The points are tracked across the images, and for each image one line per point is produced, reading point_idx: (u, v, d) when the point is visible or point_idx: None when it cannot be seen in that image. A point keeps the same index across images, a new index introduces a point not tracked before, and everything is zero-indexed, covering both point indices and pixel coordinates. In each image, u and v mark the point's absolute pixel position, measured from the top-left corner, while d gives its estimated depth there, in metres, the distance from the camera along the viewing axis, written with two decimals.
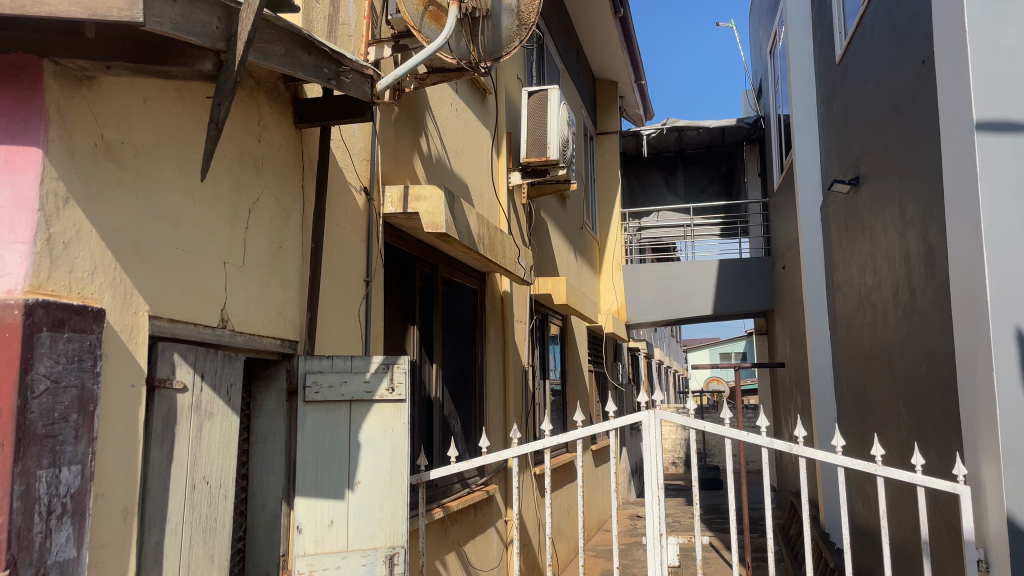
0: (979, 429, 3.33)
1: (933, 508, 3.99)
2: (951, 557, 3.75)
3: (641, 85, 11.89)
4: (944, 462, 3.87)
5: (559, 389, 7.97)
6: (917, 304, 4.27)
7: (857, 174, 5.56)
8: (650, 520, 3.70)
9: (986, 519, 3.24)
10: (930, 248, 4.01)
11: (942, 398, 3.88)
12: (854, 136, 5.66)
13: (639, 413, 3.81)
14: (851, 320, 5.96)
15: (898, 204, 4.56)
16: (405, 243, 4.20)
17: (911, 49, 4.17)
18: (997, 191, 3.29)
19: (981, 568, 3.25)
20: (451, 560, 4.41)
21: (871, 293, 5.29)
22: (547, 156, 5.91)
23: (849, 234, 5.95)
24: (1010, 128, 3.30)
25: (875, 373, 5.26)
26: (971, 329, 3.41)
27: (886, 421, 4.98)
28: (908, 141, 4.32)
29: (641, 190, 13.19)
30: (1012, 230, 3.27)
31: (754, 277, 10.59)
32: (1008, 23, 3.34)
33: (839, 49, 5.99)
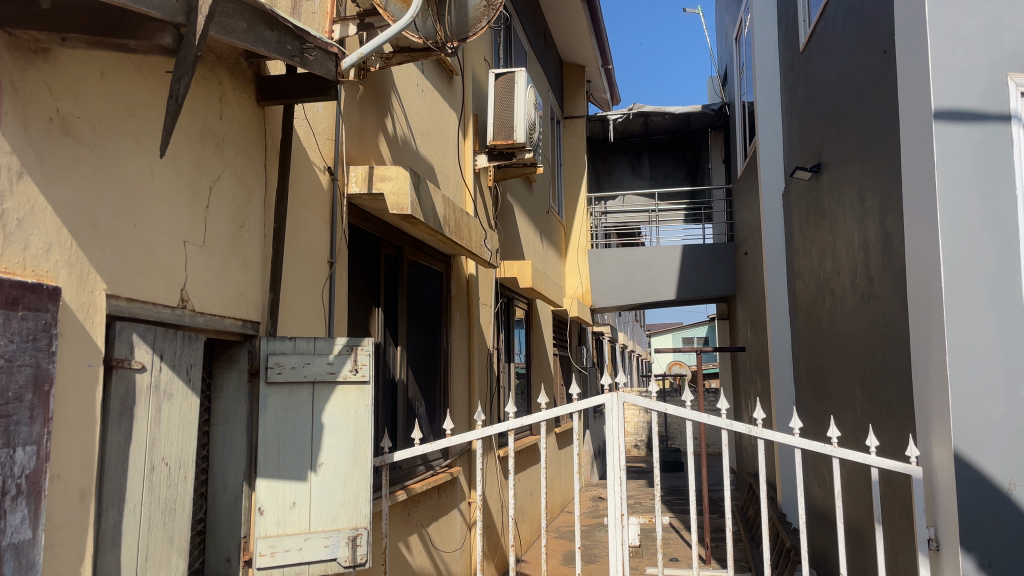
0: (931, 411, 3.43)
1: (886, 489, 4.11)
2: (902, 537, 3.87)
3: (609, 69, 11.90)
4: (896, 443, 3.99)
5: (523, 372, 8.00)
6: (875, 290, 4.34)
7: (818, 162, 5.64)
8: (612, 501, 3.66)
9: (936, 499, 3.35)
10: (887, 236, 4.09)
11: (896, 382, 3.98)
12: (816, 123, 5.74)
13: (602, 396, 3.80)
14: (810, 305, 6.07)
15: (857, 191, 4.64)
16: (370, 224, 4.15)
17: (873, 38, 4.25)
18: (953, 180, 3.36)
19: (932, 546, 3.38)
20: (414, 542, 4.42)
21: (830, 279, 5.38)
22: (514, 139, 5.89)
23: (810, 222, 6.05)
24: (965, 118, 3.39)
25: (832, 357, 5.37)
26: (926, 316, 3.49)
27: (842, 404, 5.09)
28: (868, 130, 4.41)
29: (606, 175, 13.18)
30: (967, 217, 3.34)
31: (717, 261, 10.69)
32: (966, 13, 3.43)
33: (803, 36, 6.05)
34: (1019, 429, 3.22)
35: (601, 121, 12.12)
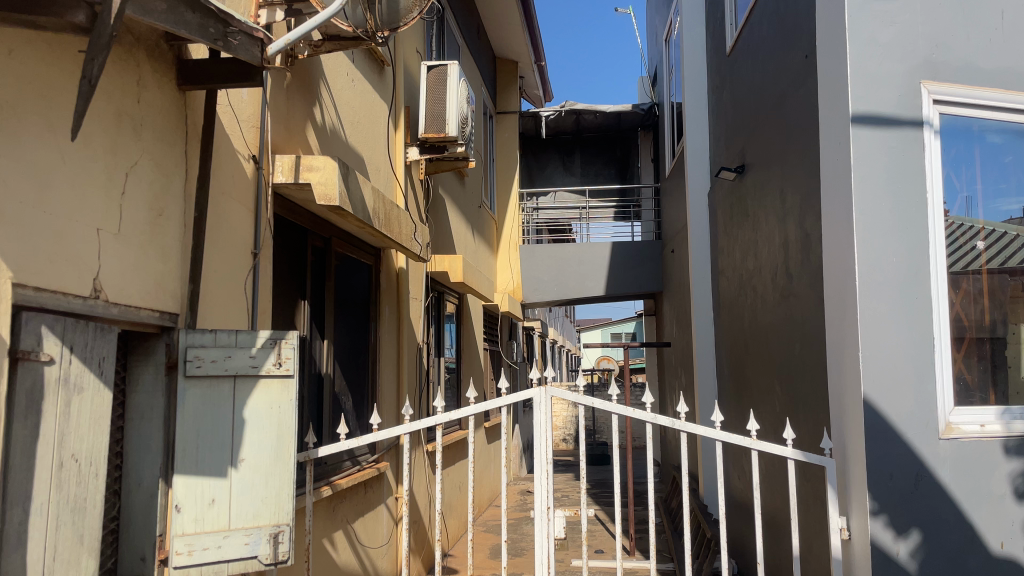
0: (844, 404, 3.56)
1: (801, 479, 4.26)
2: (815, 526, 4.02)
3: (542, 65, 11.96)
4: (811, 435, 4.13)
5: (453, 366, 7.97)
6: (794, 288, 4.48)
7: (742, 163, 5.79)
8: (538, 494, 3.67)
9: (848, 489, 3.49)
10: (806, 235, 4.23)
11: (812, 376, 4.12)
12: (740, 125, 5.90)
13: (530, 390, 3.81)
14: (733, 302, 6.23)
15: (779, 193, 4.78)
16: (297, 215, 4.07)
17: (796, 43, 4.38)
18: (868, 183, 3.50)
19: (843, 534, 3.52)
20: (339, 538, 4.36)
21: (752, 277, 5.54)
22: (445, 132, 5.86)
23: (733, 221, 6.21)
24: (879, 123, 3.53)
25: (753, 352, 5.53)
26: (841, 313, 3.62)
27: (762, 397, 5.24)
28: (790, 132, 4.55)
29: (538, 171, 13.26)
30: (880, 218, 3.49)
31: (646, 258, 10.88)
32: (883, 22, 3.57)
33: (730, 39, 6.21)
34: (925, 421, 3.38)
35: (534, 118, 12.17)
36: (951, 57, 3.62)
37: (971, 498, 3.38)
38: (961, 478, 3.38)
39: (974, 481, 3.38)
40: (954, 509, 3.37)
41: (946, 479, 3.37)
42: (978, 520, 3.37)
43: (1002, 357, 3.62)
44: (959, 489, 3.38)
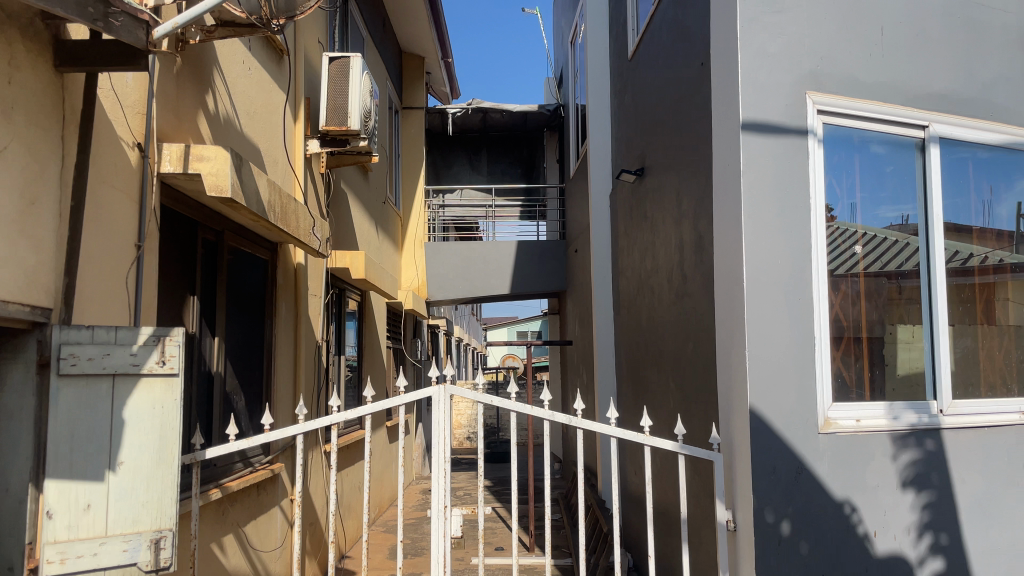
0: (732, 401, 3.69)
1: (691, 474, 4.40)
2: (703, 519, 4.16)
3: (448, 62, 11.91)
4: (701, 432, 4.27)
5: (354, 365, 7.84)
6: (688, 289, 4.62)
7: (642, 165, 5.92)
8: (435, 493, 3.64)
9: (734, 483, 3.62)
10: (700, 238, 4.36)
11: (704, 374, 4.26)
12: (641, 129, 6.04)
13: (430, 388, 3.77)
14: (631, 302, 6.38)
15: (676, 196, 4.92)
16: (186, 207, 3.91)
17: (692, 51, 4.51)
18: (757, 188, 3.63)
19: (729, 526, 3.65)
20: (229, 542, 4.22)
21: (649, 277, 5.68)
22: (347, 126, 5.75)
23: (633, 223, 6.35)
24: (768, 131, 3.68)
25: (650, 351, 5.67)
26: (730, 313, 3.75)
27: (657, 395, 5.39)
28: (686, 137, 4.68)
29: (444, 168, 13.21)
30: (767, 222, 3.63)
31: (549, 258, 11.00)
32: (772, 34, 3.72)
33: (632, 44, 6.34)
34: (807, 417, 3.55)
35: (440, 115, 12.11)
36: (834, 70, 3.81)
37: (845, 490, 3.58)
38: (837, 471, 3.58)
39: (848, 472, 3.59)
40: (830, 499, 3.56)
41: (824, 472, 3.56)
42: (850, 509, 3.58)
43: (877, 355, 3.84)
44: (835, 481, 3.57)
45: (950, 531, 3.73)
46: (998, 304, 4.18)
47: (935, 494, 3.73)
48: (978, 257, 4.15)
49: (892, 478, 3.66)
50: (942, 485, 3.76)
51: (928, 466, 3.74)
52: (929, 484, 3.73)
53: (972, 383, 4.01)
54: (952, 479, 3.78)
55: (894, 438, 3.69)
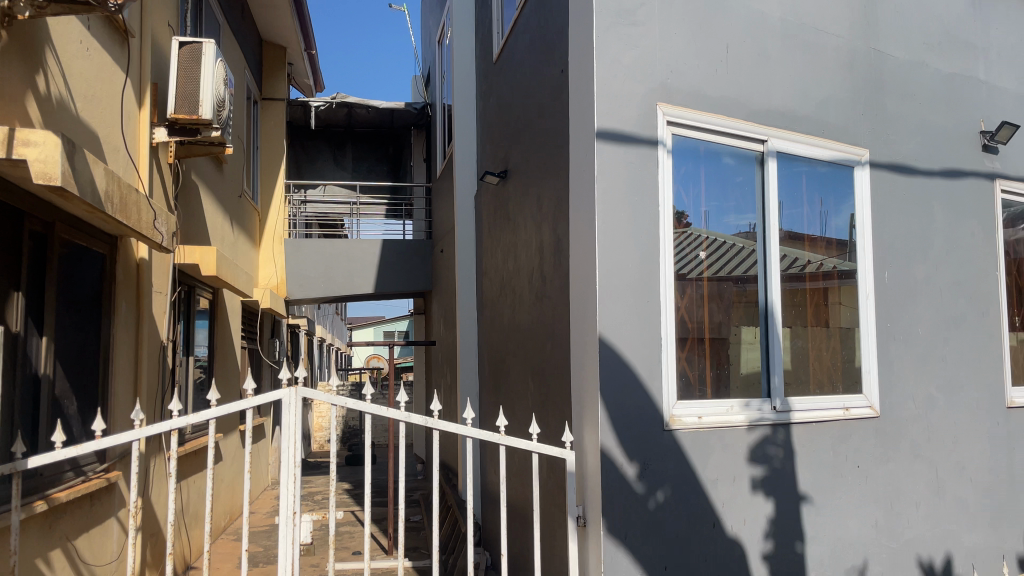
0: (584, 400, 3.77)
1: (544, 472, 4.49)
2: (555, 516, 4.25)
3: (312, 55, 11.61)
4: (556, 430, 4.36)
5: (204, 365, 7.47)
6: (547, 290, 4.71)
7: (505, 168, 6.00)
8: (284, 498, 3.52)
9: (585, 479, 3.70)
10: (559, 241, 4.45)
11: (559, 374, 4.35)
12: (504, 131, 6.11)
13: (280, 390, 3.63)
14: (494, 303, 6.43)
15: (537, 199, 5.00)
16: (11, 194, 3.59)
17: (553, 57, 4.61)
18: (610, 192, 3.75)
19: (580, 522, 3.73)
20: (56, 558, 3.91)
21: (511, 278, 5.74)
22: (199, 115, 5.47)
23: (496, 224, 6.41)
24: (621, 138, 3.80)
25: (510, 351, 5.74)
26: (583, 314, 3.84)
27: (516, 394, 5.46)
28: (546, 142, 4.77)
29: (307, 163, 12.87)
30: (618, 225, 3.75)
31: (414, 257, 10.92)
32: (625, 45, 3.86)
33: (496, 47, 6.40)
34: (654, 415, 3.70)
35: (303, 108, 11.77)
36: (682, 83, 4.00)
37: (689, 484, 3.76)
38: (682, 466, 3.75)
39: (692, 466, 3.77)
40: (675, 490, 3.72)
41: (670, 467, 3.72)
42: (693, 500, 3.77)
43: (718, 354, 4.06)
44: (680, 475, 3.74)
45: (782, 518, 4.01)
46: (829, 309, 4.50)
47: (767, 483, 3.99)
48: (811, 264, 4.46)
49: (730, 470, 3.88)
50: (775, 476, 4.02)
51: (763, 458, 3.99)
52: (764, 475, 3.99)
53: (804, 381, 4.31)
54: (784, 470, 4.05)
55: (733, 432, 3.92)
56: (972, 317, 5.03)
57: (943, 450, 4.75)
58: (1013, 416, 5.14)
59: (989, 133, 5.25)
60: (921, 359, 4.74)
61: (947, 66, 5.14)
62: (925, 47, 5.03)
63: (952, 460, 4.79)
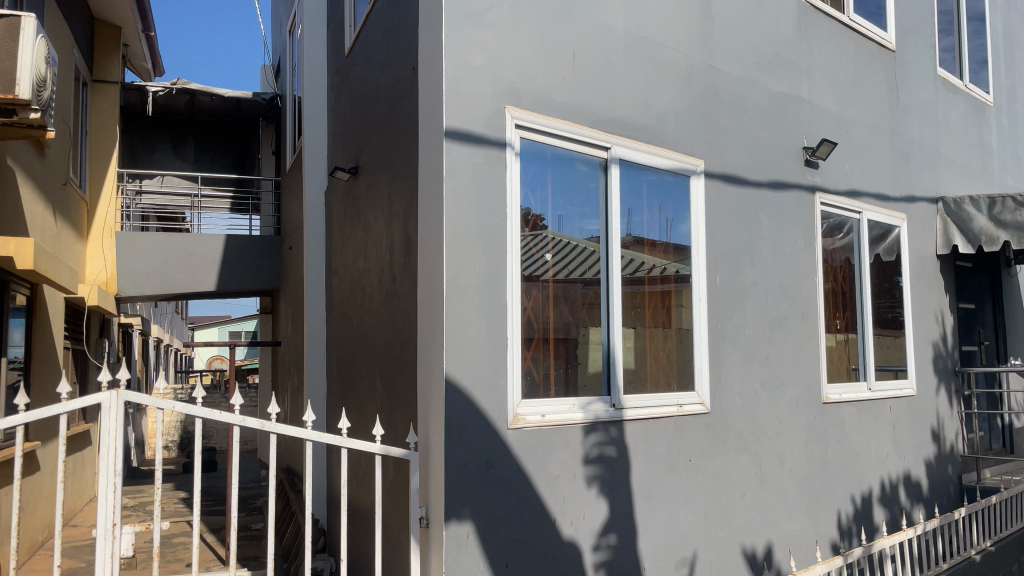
0: (429, 400, 3.75)
1: (388, 474, 4.42)
2: (398, 518, 4.19)
3: (151, 37, 10.92)
4: (402, 431, 4.31)
5: (18, 367, 6.83)
6: (395, 289, 4.65)
7: (356, 164, 5.88)
8: (102, 510, 3.26)
9: (428, 480, 3.67)
10: (408, 240, 4.41)
11: (406, 375, 4.30)
12: (355, 127, 5.98)
13: (100, 393, 3.36)
14: (343, 302, 6.29)
15: (387, 197, 4.92)
16: None
17: (404, 55, 4.55)
18: (458, 193, 3.75)
19: (422, 523, 3.70)
20: None
21: (360, 277, 5.63)
22: (14, 93, 5.00)
23: (346, 222, 6.27)
24: (469, 139, 3.81)
25: (358, 351, 5.62)
26: (429, 314, 3.81)
27: (364, 395, 5.35)
28: (397, 139, 4.71)
29: (144, 152, 12.08)
30: (465, 226, 3.75)
31: (262, 254, 10.50)
32: (475, 47, 3.87)
33: (348, 41, 6.27)
34: (497, 415, 3.74)
35: (140, 93, 11.04)
36: (530, 88, 4.07)
37: (531, 482, 3.82)
38: (524, 464, 3.80)
39: (534, 464, 3.84)
40: (517, 489, 3.77)
41: (513, 466, 3.77)
42: (535, 498, 3.83)
43: (562, 354, 4.15)
44: (522, 474, 3.79)
45: (617, 512, 4.16)
46: (667, 310, 4.71)
47: (604, 479, 4.12)
48: (651, 267, 4.65)
49: (571, 467, 3.98)
50: (612, 471, 4.17)
51: (601, 455, 4.12)
52: (601, 470, 4.12)
53: (642, 380, 4.49)
54: (620, 465, 4.21)
55: (573, 430, 4.03)
56: (792, 319, 5.43)
57: (766, 442, 5.10)
58: (827, 410, 5.59)
59: (810, 149, 5.69)
60: (747, 358, 5.06)
61: (774, 85, 5.52)
62: (755, 66, 5.38)
63: (774, 452, 5.15)
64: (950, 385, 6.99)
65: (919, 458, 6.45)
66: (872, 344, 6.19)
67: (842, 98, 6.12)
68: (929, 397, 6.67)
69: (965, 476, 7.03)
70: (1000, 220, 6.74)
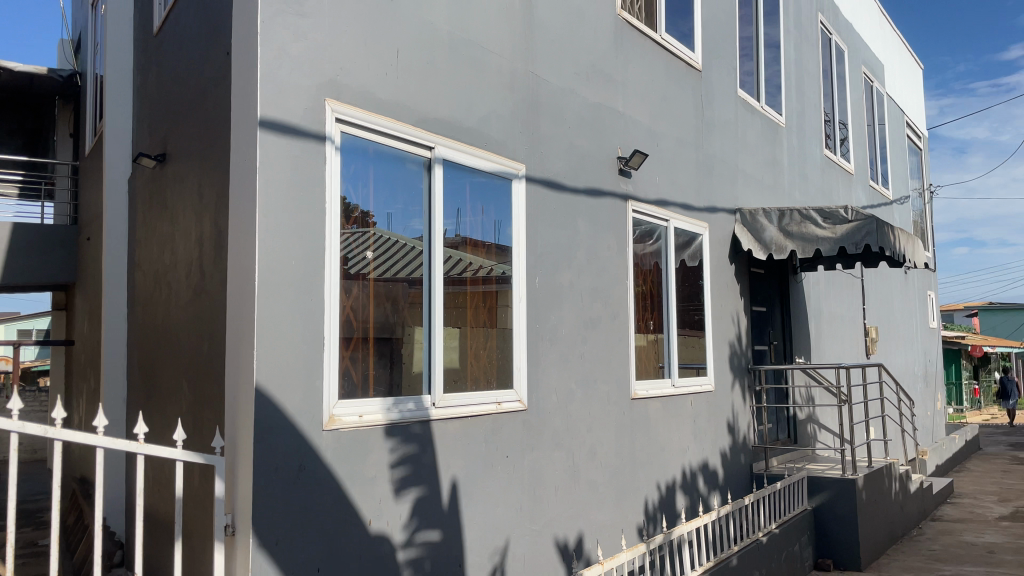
0: (238, 402, 3.57)
1: (191, 482, 4.16)
2: (202, 528, 3.96)
3: None
4: (208, 435, 4.08)
5: None
6: (204, 286, 4.39)
7: (164, 152, 5.51)
8: None
9: (235, 485, 3.49)
10: (219, 234, 4.19)
11: (214, 376, 4.08)
12: (163, 112, 5.61)
13: None
14: (146, 298, 5.87)
15: (196, 188, 4.65)
16: None
17: (218, 38, 4.32)
18: (273, 187, 3.61)
19: (228, 532, 3.49)
20: None
21: (166, 272, 5.28)
22: None
23: (152, 212, 5.87)
24: (285, 131, 3.67)
25: (162, 351, 5.26)
26: (239, 312, 3.64)
27: (167, 397, 5.02)
28: (208, 127, 4.46)
29: None
30: (280, 221, 3.61)
31: (56, 245, 9.59)
32: (293, 36, 3.75)
33: (158, 19, 5.87)
34: (310, 416, 3.64)
35: None
36: (350, 83, 3.99)
37: (345, 484, 3.75)
38: (337, 466, 3.72)
39: (348, 465, 3.77)
40: (330, 491, 3.69)
41: (326, 468, 3.68)
42: (349, 499, 3.76)
43: (381, 354, 4.11)
44: (336, 475, 3.72)
45: (433, 510, 4.17)
46: (488, 310, 4.79)
47: (419, 478, 4.12)
48: (473, 267, 4.71)
49: (386, 467, 3.95)
50: (428, 470, 4.18)
51: (418, 454, 4.12)
52: (417, 469, 4.12)
53: (461, 379, 4.54)
54: (437, 464, 4.22)
55: (389, 430, 4.00)
56: (605, 319, 5.70)
57: (579, 438, 5.31)
58: (635, 406, 5.91)
59: (624, 159, 6.00)
60: (562, 356, 5.25)
61: (592, 96, 5.77)
62: (575, 76, 5.60)
63: (586, 446, 5.37)
64: (744, 381, 7.62)
65: (716, 449, 6.98)
66: (676, 343, 6.62)
67: (653, 112, 6.51)
68: (726, 392, 7.24)
69: (755, 464, 7.68)
70: (788, 231, 7.45)
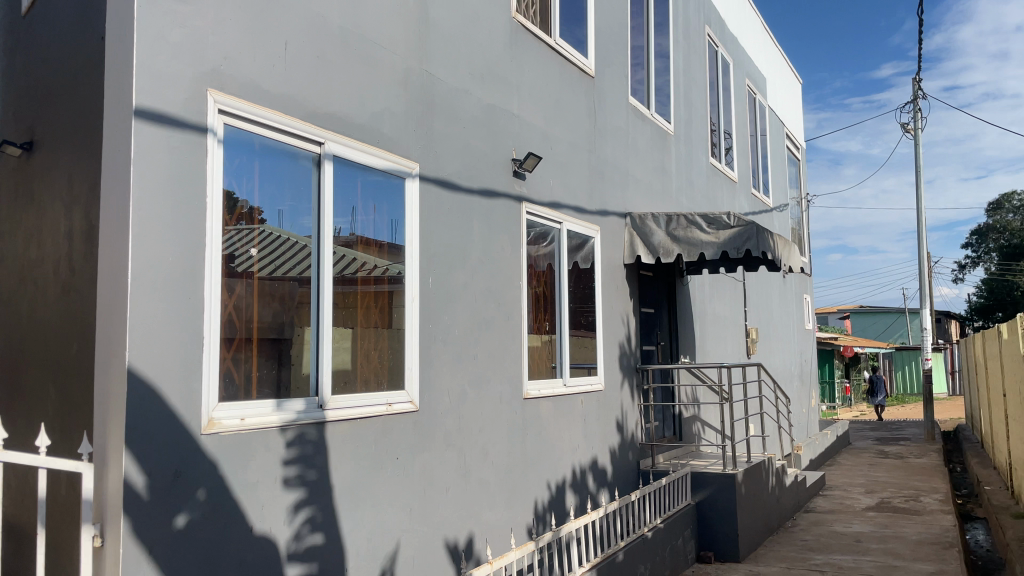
0: (107, 406, 3.38)
1: (55, 492, 3.90)
2: (67, 540, 3.72)
3: None
4: (76, 441, 3.84)
5: None
6: (73, 283, 4.14)
7: (31, 139, 5.16)
8: None
9: (104, 492, 3.27)
10: (90, 227, 3.96)
11: (83, 378, 3.85)
12: (30, 96, 5.25)
13: None
14: (8, 295, 5.47)
15: (65, 179, 4.38)
16: None
17: (91, 21, 4.09)
18: (149, 179, 3.44)
19: (97, 541, 3.23)
20: None
21: (31, 267, 4.94)
22: None
23: (15, 203, 5.48)
24: (163, 121, 3.51)
25: (25, 352, 4.92)
26: (109, 310, 3.44)
27: (31, 401, 4.69)
28: (80, 115, 4.21)
29: None
30: (156, 214, 3.45)
31: None
32: (173, 23, 3.59)
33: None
34: (188, 418, 3.49)
35: None
36: (235, 74, 3.86)
37: (225, 488, 3.61)
38: (216, 469, 3.59)
39: (229, 469, 3.64)
40: (208, 496, 3.54)
41: (204, 472, 3.54)
42: (229, 505, 3.63)
43: (266, 354, 3.99)
44: (215, 480, 3.58)
45: (319, 514, 4.07)
46: (380, 310, 4.73)
47: (305, 481, 4.02)
48: (365, 266, 4.63)
49: (270, 471, 3.84)
50: (314, 473, 4.08)
51: (303, 456, 4.02)
52: (303, 472, 4.01)
53: (350, 380, 4.46)
54: (324, 466, 4.13)
55: (273, 432, 3.89)
56: (498, 320, 5.73)
57: (471, 438, 5.32)
58: (527, 405, 5.97)
59: (518, 161, 6.05)
60: (454, 357, 5.24)
61: (487, 97, 5.79)
62: (469, 77, 5.61)
63: (477, 446, 5.38)
64: (633, 381, 7.82)
65: (605, 447, 7.14)
66: (567, 344, 6.73)
67: (547, 116, 6.60)
68: (616, 391, 7.42)
69: (643, 461, 7.90)
70: (675, 235, 7.71)
